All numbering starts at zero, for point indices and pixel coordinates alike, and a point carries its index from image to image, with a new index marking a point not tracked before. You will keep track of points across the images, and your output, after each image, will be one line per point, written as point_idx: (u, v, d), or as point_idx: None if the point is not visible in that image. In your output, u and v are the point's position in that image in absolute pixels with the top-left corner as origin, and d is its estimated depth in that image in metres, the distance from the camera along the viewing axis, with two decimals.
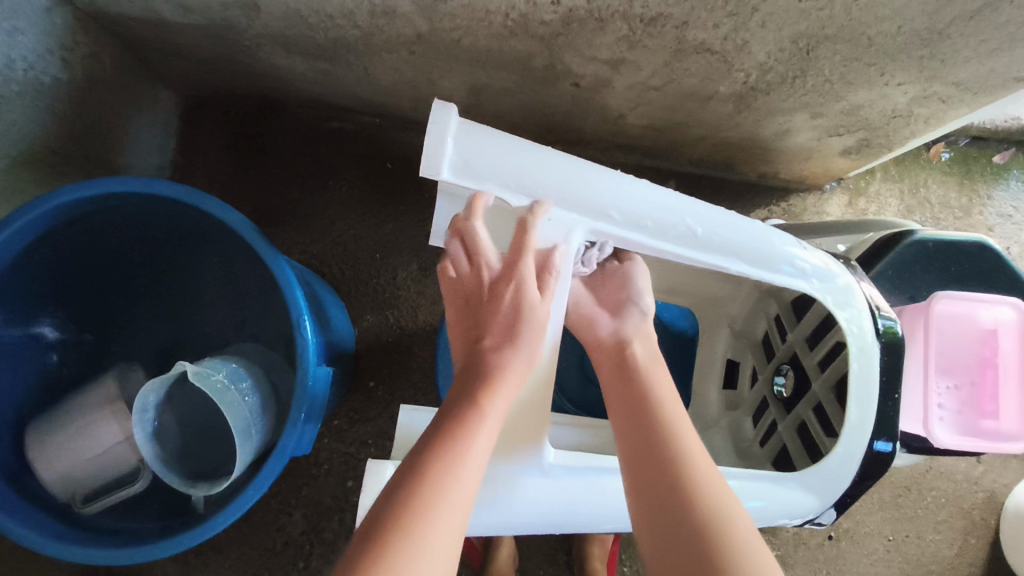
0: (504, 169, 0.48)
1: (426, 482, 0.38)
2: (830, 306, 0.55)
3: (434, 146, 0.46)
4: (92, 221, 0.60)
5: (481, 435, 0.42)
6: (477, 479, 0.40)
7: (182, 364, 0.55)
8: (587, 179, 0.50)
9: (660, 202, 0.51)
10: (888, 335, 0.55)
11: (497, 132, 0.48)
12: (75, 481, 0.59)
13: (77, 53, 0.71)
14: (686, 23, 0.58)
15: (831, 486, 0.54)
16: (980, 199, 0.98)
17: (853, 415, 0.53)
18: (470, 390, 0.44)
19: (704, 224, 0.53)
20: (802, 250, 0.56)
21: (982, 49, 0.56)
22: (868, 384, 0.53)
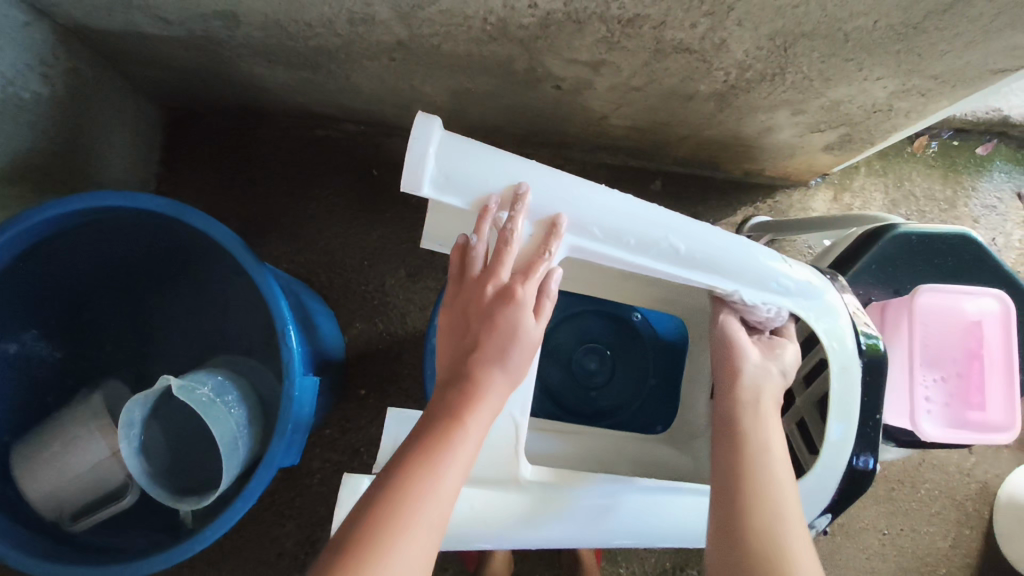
0: (487, 185, 0.48)
1: (395, 505, 0.41)
2: (810, 318, 0.56)
3: (416, 162, 0.46)
4: (73, 237, 0.59)
5: (452, 457, 0.44)
6: (450, 497, 0.44)
7: (166, 378, 0.55)
8: (567, 196, 0.49)
9: (643, 219, 0.51)
10: (871, 351, 0.55)
11: (479, 145, 0.48)
12: (63, 499, 0.59)
13: (57, 67, 0.70)
14: (663, 23, 0.58)
15: (814, 500, 0.55)
16: (964, 190, 0.98)
17: (836, 432, 0.54)
18: (445, 411, 0.46)
19: (688, 242, 0.52)
20: (787, 265, 0.55)
21: (957, 42, 0.56)
22: (851, 393, 0.54)
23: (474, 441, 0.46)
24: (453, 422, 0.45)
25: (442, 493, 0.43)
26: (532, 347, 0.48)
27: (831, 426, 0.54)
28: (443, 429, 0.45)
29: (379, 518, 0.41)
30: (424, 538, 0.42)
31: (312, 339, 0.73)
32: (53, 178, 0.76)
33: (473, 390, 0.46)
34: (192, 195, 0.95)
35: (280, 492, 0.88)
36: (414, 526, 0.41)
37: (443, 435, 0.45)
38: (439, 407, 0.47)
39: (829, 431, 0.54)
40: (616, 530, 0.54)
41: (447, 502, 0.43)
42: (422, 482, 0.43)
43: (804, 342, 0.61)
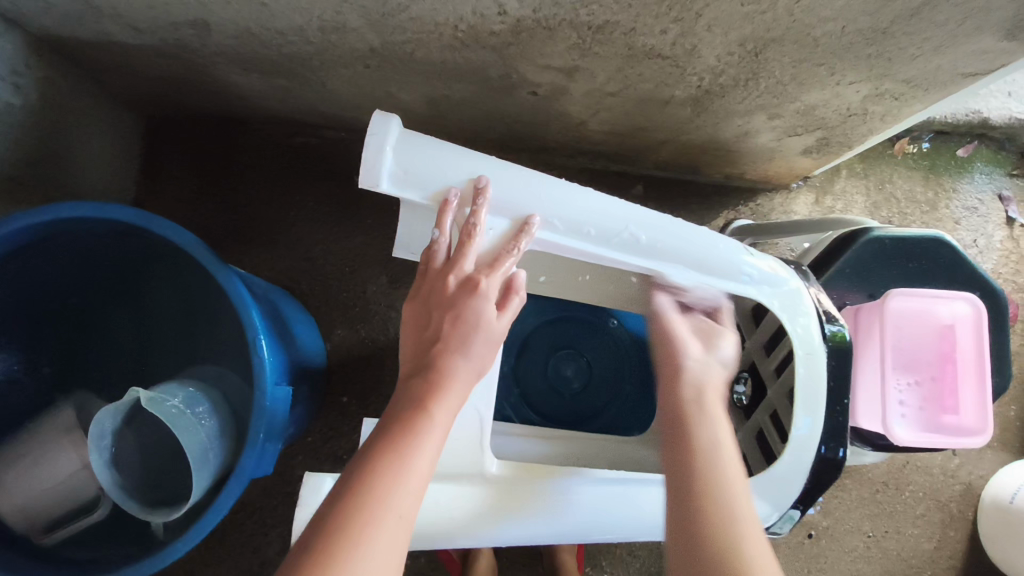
0: (446, 180, 0.48)
1: (365, 494, 0.41)
2: (779, 312, 0.55)
3: (373, 156, 0.45)
4: (42, 248, 0.59)
5: (421, 444, 0.44)
6: (417, 489, 0.43)
7: (136, 391, 0.55)
8: (526, 187, 0.49)
9: (603, 209, 0.51)
10: (837, 339, 0.55)
11: (438, 140, 0.48)
12: (34, 513, 0.58)
13: (30, 77, 0.70)
14: (633, 30, 0.58)
15: (784, 492, 0.55)
16: (945, 192, 0.98)
17: (803, 424, 0.53)
18: (411, 400, 0.46)
19: (648, 231, 0.52)
20: (750, 255, 0.56)
21: (926, 46, 0.56)
22: (818, 384, 0.54)
23: (443, 427, 0.46)
24: (420, 410, 0.45)
25: (414, 480, 0.43)
26: (496, 338, 0.49)
27: (797, 419, 0.54)
28: (411, 417, 0.45)
29: (350, 508, 0.40)
30: (399, 527, 0.41)
31: (288, 347, 0.72)
32: (27, 188, 0.76)
33: (439, 376, 0.47)
34: (173, 203, 0.95)
35: (261, 501, 0.88)
36: (387, 515, 0.41)
37: (410, 422, 0.45)
38: (405, 398, 0.46)
39: (796, 425, 0.54)
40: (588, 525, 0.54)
41: (418, 489, 0.43)
42: (393, 471, 0.42)
43: (773, 335, 0.61)
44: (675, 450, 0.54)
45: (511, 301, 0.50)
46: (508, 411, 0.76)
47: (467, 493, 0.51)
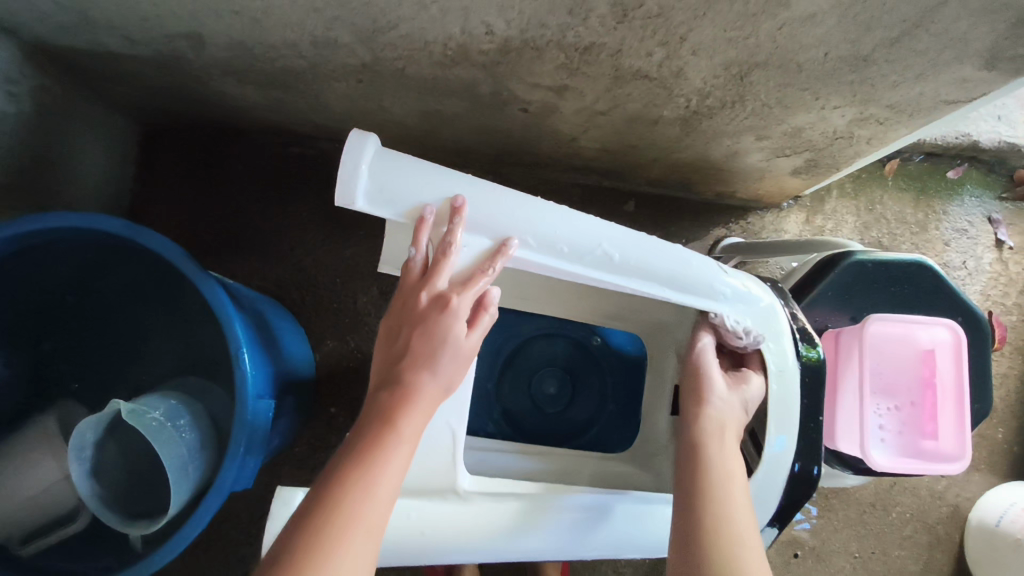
0: (421, 196, 0.47)
1: (332, 511, 0.41)
2: (754, 331, 0.56)
3: (348, 175, 0.45)
4: (23, 259, 0.59)
5: (388, 458, 0.44)
6: (384, 508, 0.43)
7: (117, 402, 0.55)
8: (499, 204, 0.49)
9: (576, 226, 0.51)
10: (808, 358, 0.56)
11: (413, 159, 0.47)
12: (15, 522, 0.58)
13: (23, 85, 0.70)
14: (619, 52, 0.58)
15: (760, 508, 0.55)
16: (936, 214, 0.99)
17: (775, 439, 0.54)
18: (379, 415, 0.46)
19: (623, 250, 0.52)
20: (726, 274, 0.56)
21: (908, 74, 0.57)
22: (791, 402, 0.55)
23: (411, 440, 0.46)
24: (388, 424, 0.45)
25: (381, 495, 0.43)
26: (467, 356, 0.49)
27: (771, 436, 0.54)
28: (377, 431, 0.45)
29: (316, 525, 0.40)
30: (365, 544, 0.41)
31: (275, 358, 0.71)
32: (21, 196, 0.76)
33: (407, 390, 0.47)
34: (166, 212, 0.95)
35: (246, 511, 0.88)
36: (354, 532, 0.41)
37: (377, 437, 0.45)
38: (372, 411, 0.46)
39: (769, 443, 0.54)
40: (568, 541, 0.53)
41: (386, 504, 0.43)
42: (359, 487, 0.42)
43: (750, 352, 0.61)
44: (686, 493, 0.51)
45: (483, 319, 0.50)
46: (492, 425, 0.76)
47: (441, 509, 0.50)
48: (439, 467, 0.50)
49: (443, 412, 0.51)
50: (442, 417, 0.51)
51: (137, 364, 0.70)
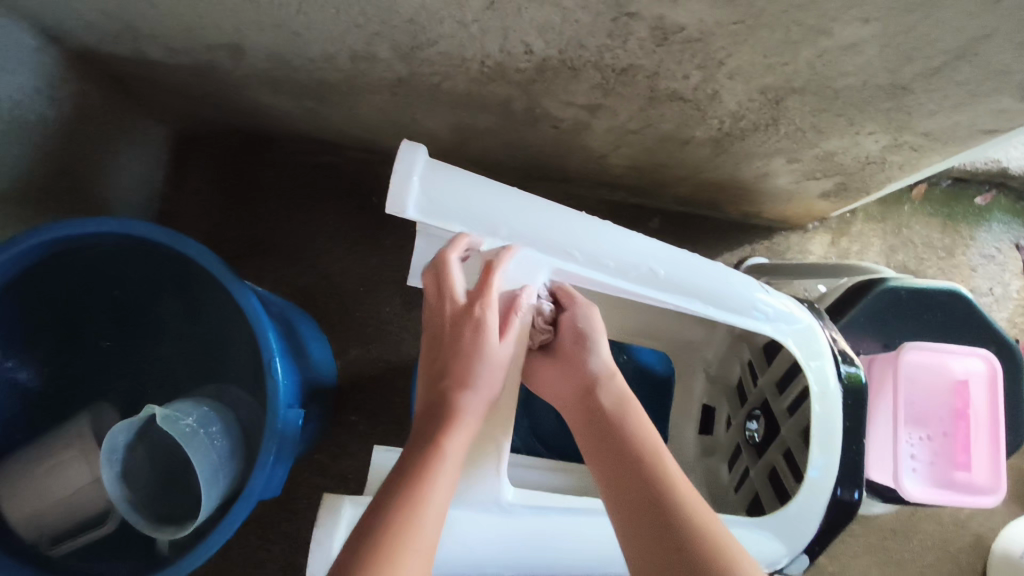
0: (469, 209, 0.49)
1: (390, 525, 0.40)
2: (795, 350, 0.55)
3: (400, 185, 0.46)
4: (61, 261, 0.61)
5: (439, 475, 0.44)
6: (438, 524, 0.42)
7: (152, 407, 0.56)
8: (548, 220, 0.51)
9: (622, 244, 0.52)
10: (851, 380, 0.55)
11: (463, 171, 0.49)
12: (44, 523, 0.60)
13: (65, 91, 0.72)
14: (656, 73, 0.58)
15: (799, 530, 0.54)
16: (963, 239, 0.98)
17: (816, 457, 0.53)
18: (428, 437, 0.46)
19: (667, 267, 0.53)
20: (766, 293, 0.56)
21: (946, 103, 0.57)
22: (832, 425, 0.54)
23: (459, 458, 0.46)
24: (436, 444, 0.45)
25: (434, 507, 0.42)
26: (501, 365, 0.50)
27: (813, 458, 0.53)
28: (426, 451, 0.45)
29: (376, 541, 0.39)
30: (424, 557, 0.40)
31: (303, 365, 0.72)
32: (57, 199, 0.78)
33: (451, 412, 0.47)
34: (196, 218, 0.96)
35: (267, 516, 0.88)
36: (414, 544, 0.40)
37: (427, 456, 0.44)
38: (418, 436, 0.46)
39: (812, 466, 0.53)
40: (595, 557, 0.52)
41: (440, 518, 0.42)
42: (414, 501, 0.42)
43: (785, 374, 0.60)
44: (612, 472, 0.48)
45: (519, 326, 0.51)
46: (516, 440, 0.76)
47: (487, 521, 0.50)
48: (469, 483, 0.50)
49: (488, 429, 0.51)
50: (486, 432, 0.51)
51: (165, 368, 0.71)
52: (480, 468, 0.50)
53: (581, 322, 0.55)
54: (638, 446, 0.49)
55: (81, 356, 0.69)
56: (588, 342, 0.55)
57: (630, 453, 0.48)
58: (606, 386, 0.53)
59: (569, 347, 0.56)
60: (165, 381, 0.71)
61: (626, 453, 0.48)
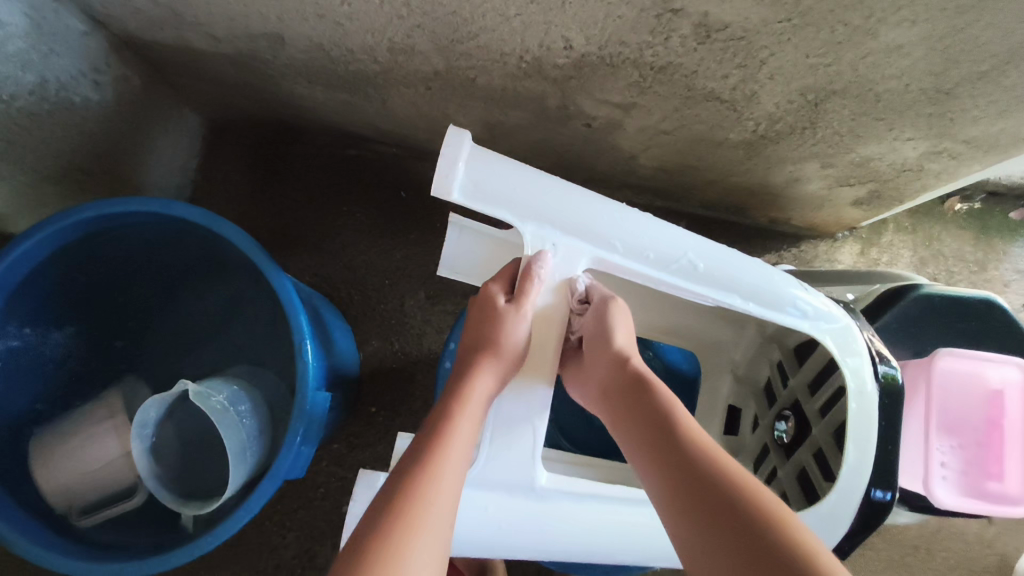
0: (515, 194, 0.51)
1: (403, 503, 0.42)
2: (832, 349, 0.56)
3: (447, 170, 0.49)
4: (99, 241, 0.63)
5: (450, 461, 0.46)
6: (450, 497, 0.44)
7: (184, 383, 0.57)
8: (594, 210, 0.53)
9: (664, 237, 0.55)
10: (888, 381, 0.55)
11: (508, 160, 0.52)
12: (74, 493, 0.61)
13: (108, 75, 0.73)
14: (695, 72, 0.58)
15: (830, 528, 0.54)
16: (996, 254, 0.98)
17: (852, 454, 0.53)
18: (439, 423, 0.49)
19: (706, 260, 0.56)
20: (804, 291, 0.57)
21: (991, 109, 0.57)
22: (869, 427, 0.54)
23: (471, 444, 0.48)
24: (447, 429, 0.48)
25: (445, 488, 0.44)
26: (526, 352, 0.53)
27: (847, 457, 0.53)
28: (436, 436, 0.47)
29: (389, 524, 0.41)
30: (440, 530, 0.42)
31: (329, 353, 0.73)
32: (94, 179, 0.79)
33: (462, 400, 0.50)
34: (227, 206, 0.97)
35: (282, 502, 0.88)
36: (427, 519, 0.42)
37: (436, 444, 0.47)
38: (434, 420, 0.49)
39: (846, 464, 0.53)
40: (622, 540, 0.53)
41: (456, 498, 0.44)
42: (427, 482, 0.43)
43: (818, 375, 0.61)
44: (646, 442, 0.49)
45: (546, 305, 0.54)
46: None
47: (520, 503, 0.51)
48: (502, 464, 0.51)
49: (525, 413, 0.52)
50: (525, 416, 0.52)
51: (205, 338, 0.75)
52: (511, 450, 0.51)
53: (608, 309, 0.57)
54: (679, 432, 0.47)
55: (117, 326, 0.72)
56: (608, 331, 0.56)
57: (670, 438, 0.47)
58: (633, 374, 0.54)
59: (592, 336, 0.57)
60: (203, 354, 0.74)
61: (663, 431, 0.48)
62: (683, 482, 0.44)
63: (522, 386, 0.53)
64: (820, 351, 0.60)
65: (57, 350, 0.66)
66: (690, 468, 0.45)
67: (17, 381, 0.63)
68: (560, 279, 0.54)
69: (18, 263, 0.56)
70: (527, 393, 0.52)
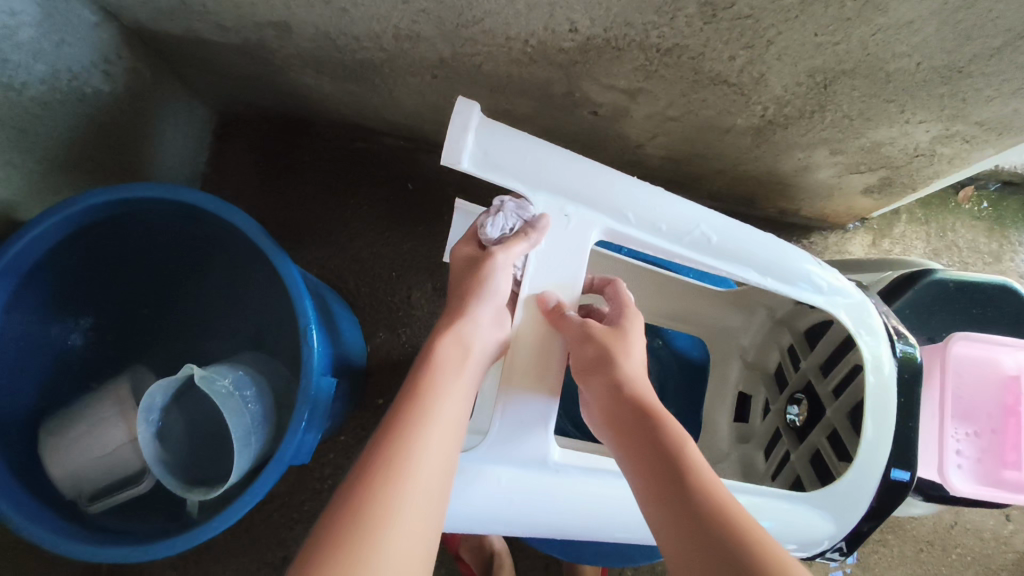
0: (524, 164, 0.52)
1: (366, 502, 0.42)
2: (846, 322, 0.56)
3: (456, 138, 0.49)
4: (105, 226, 0.63)
5: (418, 449, 0.45)
6: (420, 494, 0.43)
7: (190, 367, 0.58)
8: (606, 181, 0.54)
9: (677, 209, 0.55)
10: (905, 359, 0.55)
11: (517, 131, 0.52)
12: (83, 480, 0.61)
13: (119, 66, 0.73)
14: (702, 54, 0.58)
15: (848, 508, 0.53)
16: (1010, 245, 0.97)
17: (870, 429, 0.53)
18: (407, 406, 0.48)
19: (720, 233, 0.56)
20: (818, 266, 0.57)
21: (1005, 88, 0.56)
22: (885, 405, 0.53)
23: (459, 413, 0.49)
24: (414, 417, 0.47)
25: (426, 464, 0.45)
26: (520, 334, 0.52)
27: (864, 432, 0.53)
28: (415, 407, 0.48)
29: (356, 514, 0.41)
30: (421, 510, 0.43)
31: (336, 341, 0.72)
32: (104, 170, 0.79)
33: (433, 383, 0.50)
34: (237, 196, 0.97)
35: (290, 494, 0.88)
36: (393, 517, 0.42)
37: (406, 427, 0.46)
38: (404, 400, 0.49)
39: (863, 441, 0.53)
40: (631, 518, 0.52)
41: (426, 493, 0.44)
42: (393, 476, 0.43)
43: (833, 354, 0.60)
44: (660, 476, 0.45)
45: (542, 288, 0.53)
46: None
47: (534, 479, 0.50)
48: (513, 440, 0.50)
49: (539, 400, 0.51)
50: (535, 402, 0.51)
51: (213, 323, 0.75)
52: (524, 427, 0.51)
53: (596, 333, 0.51)
54: (683, 469, 0.45)
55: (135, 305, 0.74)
56: (610, 354, 0.51)
57: (674, 473, 0.44)
58: (636, 401, 0.49)
59: (587, 365, 0.52)
60: (215, 337, 0.75)
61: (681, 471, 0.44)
62: (695, 535, 0.41)
63: (530, 374, 0.52)
64: (833, 330, 0.60)
65: (64, 337, 0.67)
66: (710, 534, 0.41)
67: (26, 367, 0.63)
68: (569, 251, 0.54)
69: (28, 248, 0.56)
70: (527, 401, 0.51)
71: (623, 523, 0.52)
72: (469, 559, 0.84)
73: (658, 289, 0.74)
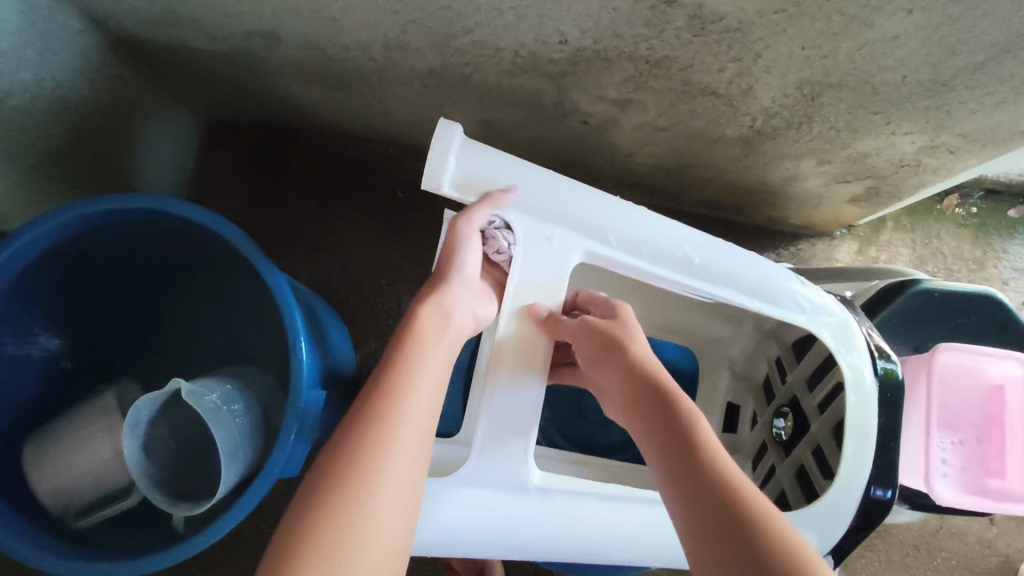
0: (506, 184, 0.52)
1: (335, 502, 0.40)
2: (828, 341, 0.56)
3: (437, 162, 0.50)
4: (90, 239, 0.62)
5: (392, 450, 0.43)
6: (390, 498, 0.41)
7: (178, 381, 0.57)
8: (590, 203, 0.54)
9: (659, 230, 0.55)
10: (887, 378, 0.56)
11: (501, 153, 0.52)
12: (70, 495, 0.61)
13: (103, 74, 0.72)
14: (690, 66, 0.58)
15: (831, 525, 0.54)
16: (994, 252, 0.98)
17: (851, 450, 0.53)
18: (381, 396, 0.45)
19: (702, 254, 0.56)
20: (802, 285, 0.58)
21: (988, 101, 0.57)
22: (867, 421, 0.54)
23: (436, 376, 0.49)
24: (388, 412, 0.45)
25: (402, 448, 0.44)
26: (508, 339, 0.52)
27: (846, 453, 0.54)
28: (391, 379, 0.47)
29: (329, 515, 0.39)
30: (400, 493, 0.42)
31: (325, 354, 0.71)
32: (90, 179, 0.78)
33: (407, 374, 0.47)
34: (224, 205, 0.96)
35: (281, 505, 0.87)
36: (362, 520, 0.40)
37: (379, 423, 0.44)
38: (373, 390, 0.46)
39: (846, 458, 0.53)
40: (618, 538, 0.53)
41: (396, 499, 0.42)
42: (366, 476, 0.41)
43: (817, 369, 0.61)
44: (670, 445, 0.46)
45: (531, 300, 0.53)
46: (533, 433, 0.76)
47: (516, 502, 0.50)
48: (499, 459, 0.50)
49: (521, 418, 0.51)
50: (518, 419, 0.51)
51: (203, 333, 0.75)
52: (506, 449, 0.50)
53: (596, 325, 0.54)
54: (687, 440, 0.45)
55: (122, 316, 0.73)
56: (616, 344, 0.53)
57: (677, 445, 0.45)
58: (646, 381, 0.50)
59: (595, 355, 0.53)
60: (203, 349, 0.75)
61: (687, 443, 0.45)
62: (701, 497, 0.42)
63: (517, 382, 0.52)
64: (817, 347, 0.61)
65: (49, 351, 0.66)
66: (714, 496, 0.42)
67: (15, 378, 0.63)
68: (550, 271, 0.54)
69: (11, 261, 0.55)
70: (520, 392, 0.52)
71: (607, 544, 0.53)
72: (457, 566, 0.83)
73: (647, 300, 0.75)
